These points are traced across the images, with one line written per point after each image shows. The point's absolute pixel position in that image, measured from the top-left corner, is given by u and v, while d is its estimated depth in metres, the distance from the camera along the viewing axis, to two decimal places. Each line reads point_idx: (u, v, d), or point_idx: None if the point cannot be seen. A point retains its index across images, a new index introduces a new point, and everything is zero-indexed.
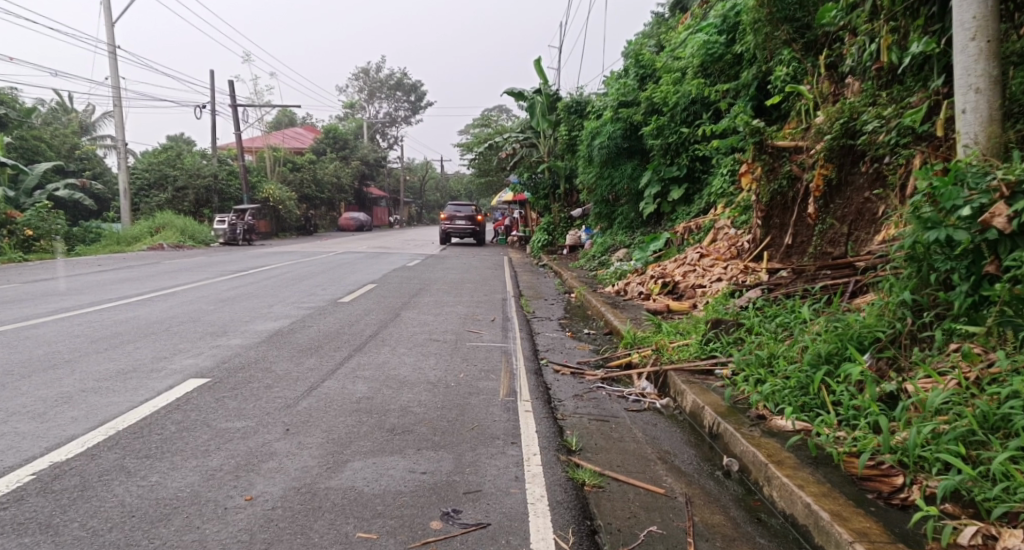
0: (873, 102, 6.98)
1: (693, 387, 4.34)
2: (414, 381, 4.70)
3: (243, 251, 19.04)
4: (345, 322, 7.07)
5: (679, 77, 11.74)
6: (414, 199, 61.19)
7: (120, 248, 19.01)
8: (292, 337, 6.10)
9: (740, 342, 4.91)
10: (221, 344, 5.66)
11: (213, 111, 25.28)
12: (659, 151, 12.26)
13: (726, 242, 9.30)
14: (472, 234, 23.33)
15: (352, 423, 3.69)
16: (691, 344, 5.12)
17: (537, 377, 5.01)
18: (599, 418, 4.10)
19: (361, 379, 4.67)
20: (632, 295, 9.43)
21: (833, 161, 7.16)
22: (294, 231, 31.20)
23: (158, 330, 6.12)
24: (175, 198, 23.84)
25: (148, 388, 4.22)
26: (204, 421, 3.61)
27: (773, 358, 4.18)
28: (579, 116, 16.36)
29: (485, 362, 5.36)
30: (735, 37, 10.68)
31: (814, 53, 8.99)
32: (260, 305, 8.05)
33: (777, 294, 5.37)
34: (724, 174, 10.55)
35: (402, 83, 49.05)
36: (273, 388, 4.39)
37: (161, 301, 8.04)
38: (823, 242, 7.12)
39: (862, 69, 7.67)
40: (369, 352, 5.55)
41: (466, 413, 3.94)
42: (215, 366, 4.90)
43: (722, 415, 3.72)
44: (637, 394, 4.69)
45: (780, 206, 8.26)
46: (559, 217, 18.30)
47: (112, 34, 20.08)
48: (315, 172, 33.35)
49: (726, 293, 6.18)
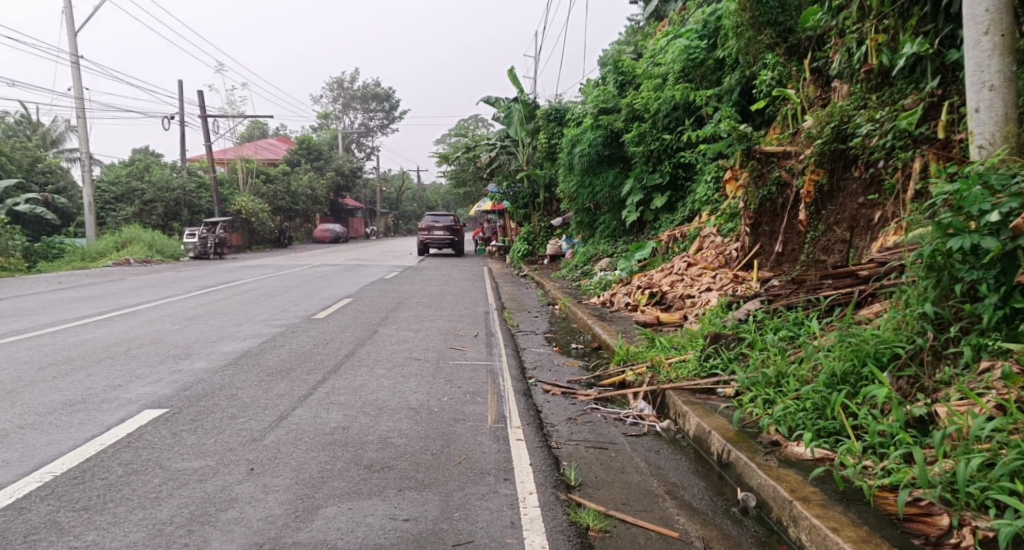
0: (863, 105, 6.79)
1: (696, 409, 4.04)
2: (394, 406, 4.32)
3: (214, 266, 18.47)
4: (319, 340, 6.66)
5: (659, 83, 11.51)
6: (391, 210, 60.59)
7: (85, 263, 18.35)
8: (261, 358, 5.70)
9: (741, 358, 4.62)
10: (183, 369, 5.24)
11: (182, 123, 24.68)
12: (640, 159, 11.99)
13: (712, 250, 9.04)
14: (450, 244, 22.95)
15: (324, 459, 3.31)
16: (689, 361, 4.82)
17: (526, 399, 4.68)
18: (596, 446, 3.77)
19: (336, 406, 4.29)
20: (618, 307, 9.13)
21: (823, 166, 6.95)
22: (268, 244, 30.54)
23: (115, 354, 5.68)
24: (143, 211, 23.15)
25: (96, 422, 3.80)
26: (157, 460, 3.22)
27: (781, 377, 3.90)
28: (558, 124, 16.11)
29: (470, 383, 5.00)
30: (716, 42, 10.50)
31: (798, 57, 8.81)
32: (228, 323, 7.61)
33: (777, 306, 5.08)
34: (708, 181, 10.32)
35: (377, 93, 48.63)
36: (239, 418, 3.99)
37: (122, 321, 7.57)
38: (816, 249, 6.83)
39: (850, 72, 7.49)
40: (345, 375, 5.16)
41: (453, 444, 3.59)
42: (175, 394, 4.48)
43: (733, 442, 3.42)
44: (634, 416, 4.37)
45: (769, 213, 8.03)
46: (539, 226, 18.02)
47: (76, 44, 19.48)
48: (289, 184, 32.75)
49: (722, 305, 5.89)
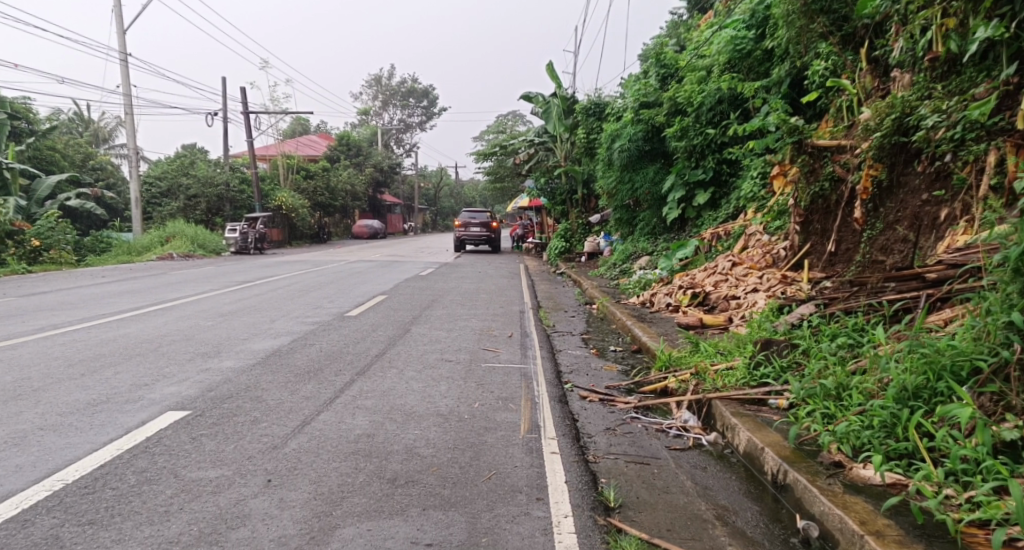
0: (927, 96, 6.39)
1: (747, 422, 3.74)
2: (422, 412, 4.11)
3: (254, 261, 18.58)
4: (351, 339, 6.50)
5: (703, 75, 11.13)
6: (428, 206, 60.78)
7: (130, 257, 18.62)
8: (290, 358, 5.55)
9: (795, 367, 4.29)
10: (211, 368, 5.10)
11: (225, 119, 24.96)
12: (682, 154, 11.58)
13: (759, 249, 8.62)
14: (487, 241, 22.78)
15: (346, 471, 3.12)
16: (736, 369, 4.51)
17: (562, 407, 4.42)
18: (637, 460, 3.51)
19: (362, 411, 4.10)
20: (659, 307, 8.80)
21: (884, 160, 6.60)
22: (307, 240, 30.78)
23: (145, 351, 5.60)
24: (187, 206, 23.48)
25: (116, 424, 3.66)
26: (172, 468, 3.06)
27: (842, 391, 3.58)
28: (597, 119, 15.79)
29: (503, 388, 4.77)
30: (764, 32, 10.09)
31: (853, 46, 8.40)
32: (261, 320, 7.51)
33: (834, 310, 4.73)
34: (754, 177, 9.89)
35: (415, 89, 48.78)
36: (261, 422, 3.83)
37: (157, 316, 7.52)
38: (873, 249, 6.42)
39: (913, 62, 7.06)
40: (373, 377, 4.98)
41: (482, 457, 3.37)
42: (199, 395, 4.33)
43: (789, 461, 3.13)
44: (678, 427, 4.09)
45: (822, 210, 7.67)
46: (577, 223, 17.71)
47: (124, 42, 19.82)
48: (329, 180, 32.97)
49: (772, 308, 5.52)
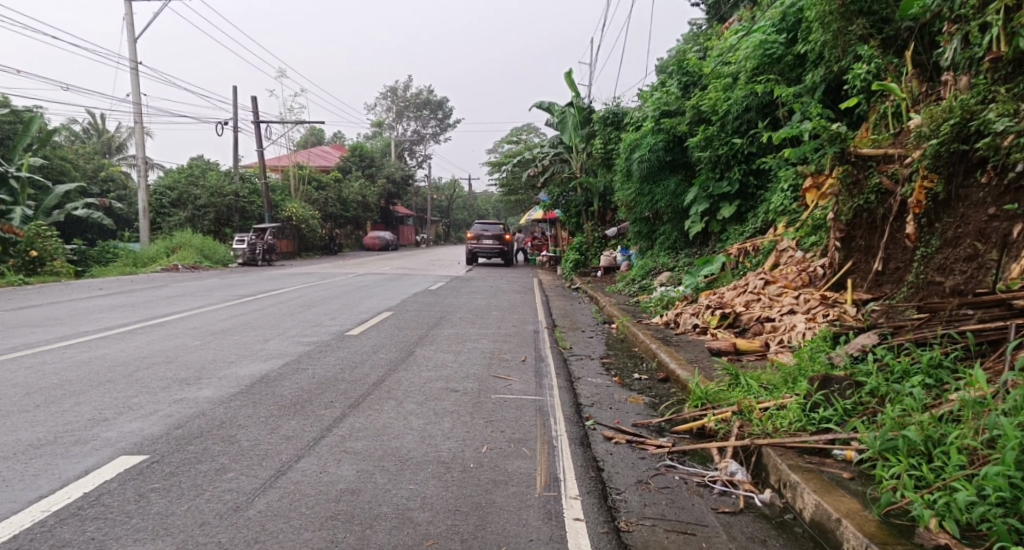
0: (987, 100, 5.78)
1: (812, 481, 3.10)
2: (420, 459, 3.49)
3: (260, 272, 18.06)
4: (348, 363, 5.88)
5: (729, 83, 10.52)
6: (441, 217, 60.54)
7: (135, 268, 18.17)
8: (278, 385, 4.95)
9: (861, 411, 3.64)
10: (186, 398, 4.50)
11: (236, 129, 24.57)
12: (706, 165, 10.89)
13: (793, 266, 7.92)
14: (500, 254, 22.20)
15: (320, 545, 2.53)
16: (788, 409, 3.86)
17: (585, 453, 3.78)
18: (680, 528, 2.89)
19: (350, 457, 3.48)
20: (684, 329, 8.10)
21: (940, 170, 5.98)
22: (318, 251, 30.30)
23: (118, 377, 5.02)
24: (196, 216, 23.04)
25: (51, 475, 3.06)
26: (100, 542, 2.49)
27: (935, 447, 2.96)
28: (615, 129, 15.22)
29: (516, 427, 4.13)
30: (796, 36, 9.51)
31: (896, 50, 7.83)
32: (254, 340, 6.91)
33: (903, 341, 4.10)
34: (784, 190, 9.23)
35: (429, 101, 48.48)
36: (229, 470, 3.21)
37: (142, 334, 6.94)
38: (929, 269, 5.79)
39: (969, 63, 6.45)
40: (368, 411, 4.37)
41: (489, 525, 2.76)
42: (163, 433, 3.73)
43: (879, 542, 2.54)
44: (723, 480, 3.44)
45: (866, 225, 7.07)
46: (592, 237, 17.10)
47: (135, 50, 19.50)
48: (341, 191, 32.55)
49: (825, 337, 4.86)
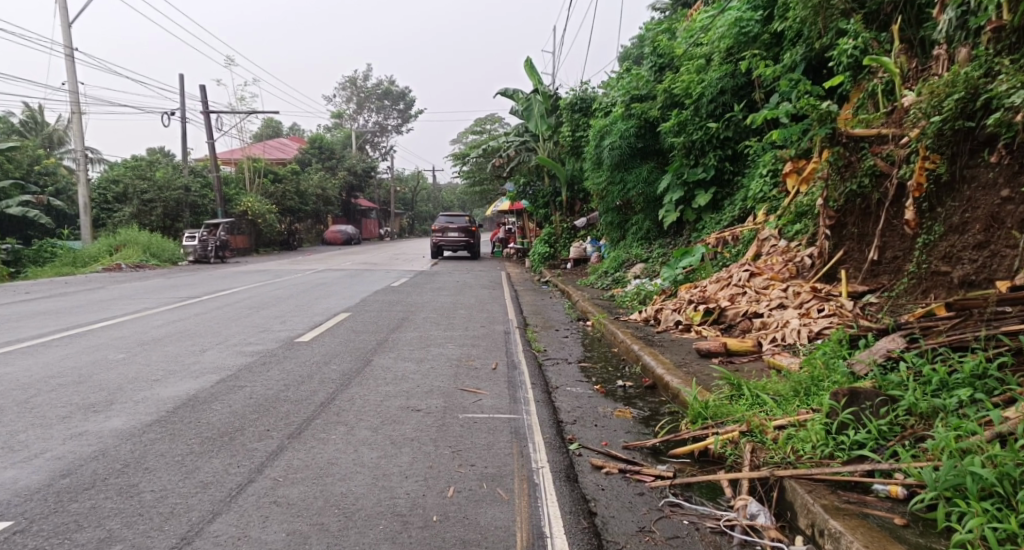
0: (992, 71, 5.21)
1: (859, 531, 2.50)
2: (368, 510, 2.81)
3: (210, 271, 16.94)
4: (293, 378, 5.12)
5: (702, 64, 9.92)
6: (406, 210, 59.37)
7: (73, 269, 16.94)
8: (205, 410, 4.20)
9: (901, 434, 3.04)
10: (88, 432, 3.72)
11: (184, 119, 23.24)
12: (680, 150, 10.27)
13: (777, 256, 7.35)
14: (465, 247, 21.45)
15: None
16: (809, 430, 3.25)
17: (574, 493, 3.12)
18: None
19: (280, 510, 2.79)
20: (665, 326, 7.48)
21: (943, 150, 5.43)
22: (275, 247, 29.03)
23: (11, 405, 4.20)
24: (143, 211, 21.74)
25: None
26: None
27: (1015, 490, 2.38)
28: (583, 115, 14.56)
29: (489, 459, 3.45)
30: (772, 13, 8.94)
31: (878, 25, 7.32)
32: (188, 351, 6.09)
33: (937, 346, 3.51)
34: (764, 175, 8.69)
35: (389, 91, 47.32)
36: (113, 541, 2.51)
37: (57, 348, 6.06)
38: (935, 259, 5.26)
39: (966, 35, 5.90)
40: (312, 442, 3.65)
41: None
42: (41, 486, 2.96)
43: None
44: (743, 527, 2.81)
45: (859, 211, 6.50)
46: (561, 227, 16.45)
47: (70, 36, 18.17)
48: (299, 183, 31.35)
49: (839, 339, 4.26)
